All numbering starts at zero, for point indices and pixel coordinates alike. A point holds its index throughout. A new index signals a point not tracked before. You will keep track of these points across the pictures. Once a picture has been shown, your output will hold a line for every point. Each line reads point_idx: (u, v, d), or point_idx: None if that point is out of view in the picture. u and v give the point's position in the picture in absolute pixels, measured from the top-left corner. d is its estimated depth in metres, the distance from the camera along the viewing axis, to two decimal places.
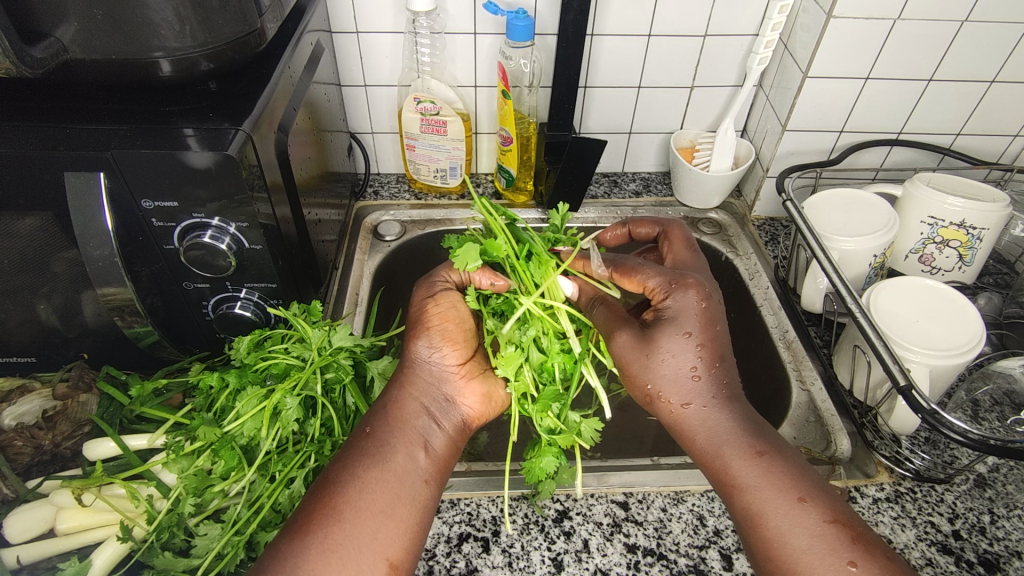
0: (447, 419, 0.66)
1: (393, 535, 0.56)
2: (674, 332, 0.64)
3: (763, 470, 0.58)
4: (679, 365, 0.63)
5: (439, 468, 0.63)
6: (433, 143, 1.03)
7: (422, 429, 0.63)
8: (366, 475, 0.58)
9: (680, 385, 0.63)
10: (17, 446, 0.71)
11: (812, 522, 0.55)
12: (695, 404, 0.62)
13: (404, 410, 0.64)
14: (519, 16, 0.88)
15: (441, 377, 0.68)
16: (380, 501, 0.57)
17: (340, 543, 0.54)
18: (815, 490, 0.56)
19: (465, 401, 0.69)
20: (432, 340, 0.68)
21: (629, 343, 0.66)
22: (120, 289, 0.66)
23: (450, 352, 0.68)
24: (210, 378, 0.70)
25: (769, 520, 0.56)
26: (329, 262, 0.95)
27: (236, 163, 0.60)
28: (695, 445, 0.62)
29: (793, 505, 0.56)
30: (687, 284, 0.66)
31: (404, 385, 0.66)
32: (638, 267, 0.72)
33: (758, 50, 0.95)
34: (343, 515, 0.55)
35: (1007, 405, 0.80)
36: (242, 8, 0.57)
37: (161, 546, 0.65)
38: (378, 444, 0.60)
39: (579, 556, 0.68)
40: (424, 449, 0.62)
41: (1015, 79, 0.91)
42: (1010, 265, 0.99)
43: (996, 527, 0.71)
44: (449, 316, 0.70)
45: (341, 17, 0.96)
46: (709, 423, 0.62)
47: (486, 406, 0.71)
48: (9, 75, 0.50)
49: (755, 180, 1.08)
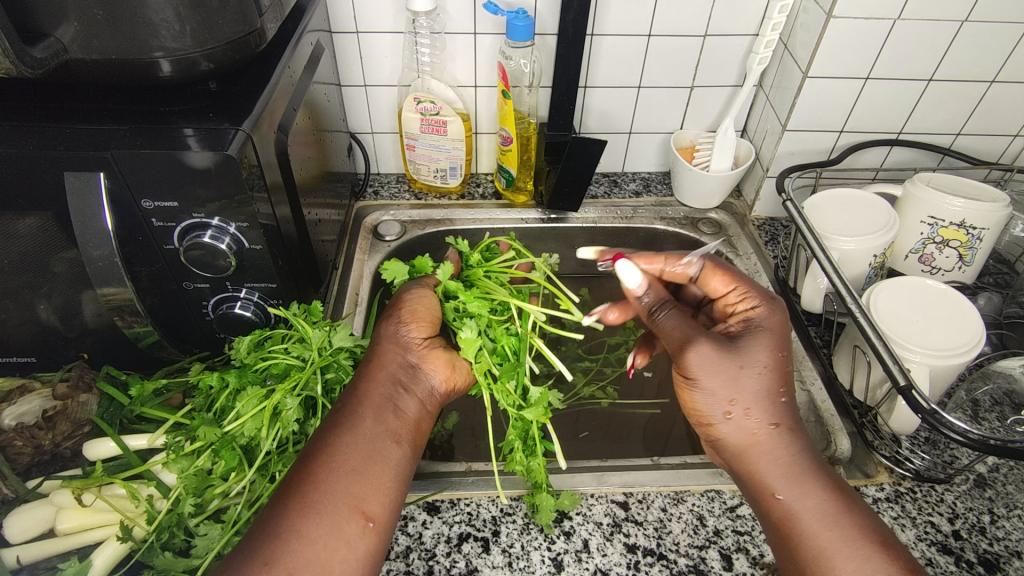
0: (417, 386, 0.65)
1: (367, 489, 0.56)
2: (769, 347, 0.63)
3: (839, 511, 0.58)
4: (768, 385, 0.61)
5: (412, 430, 0.63)
6: (433, 143, 1.03)
7: (388, 395, 0.63)
8: (336, 441, 0.58)
9: (770, 405, 0.61)
10: (17, 447, 0.70)
11: (890, 568, 0.54)
12: (777, 430, 0.61)
13: (373, 379, 0.64)
14: (519, 16, 0.88)
15: (407, 346, 0.67)
16: (353, 460, 0.57)
17: (314, 500, 0.54)
18: (890, 536, 0.57)
19: (431, 368, 0.67)
20: (400, 319, 0.69)
21: (715, 354, 0.62)
22: (120, 290, 0.66)
23: (415, 326, 0.68)
24: (210, 378, 0.71)
25: (846, 561, 0.55)
26: (329, 262, 0.95)
27: (237, 163, 0.60)
28: (773, 472, 0.60)
29: (871, 550, 0.55)
30: (776, 303, 0.68)
31: (374, 359, 0.65)
32: (735, 271, 0.71)
33: (758, 50, 0.95)
34: (316, 476, 0.56)
35: (1007, 405, 0.80)
36: (242, 8, 0.57)
37: (161, 546, 0.65)
38: (349, 411, 0.61)
39: (579, 556, 0.68)
40: (393, 412, 0.62)
41: (1015, 79, 0.91)
42: (1010, 265, 0.99)
43: (996, 527, 0.71)
44: (415, 300, 0.71)
45: (341, 17, 0.96)
46: (785, 453, 0.60)
47: (453, 373, 0.69)
48: (9, 75, 0.50)
49: (755, 179, 1.08)
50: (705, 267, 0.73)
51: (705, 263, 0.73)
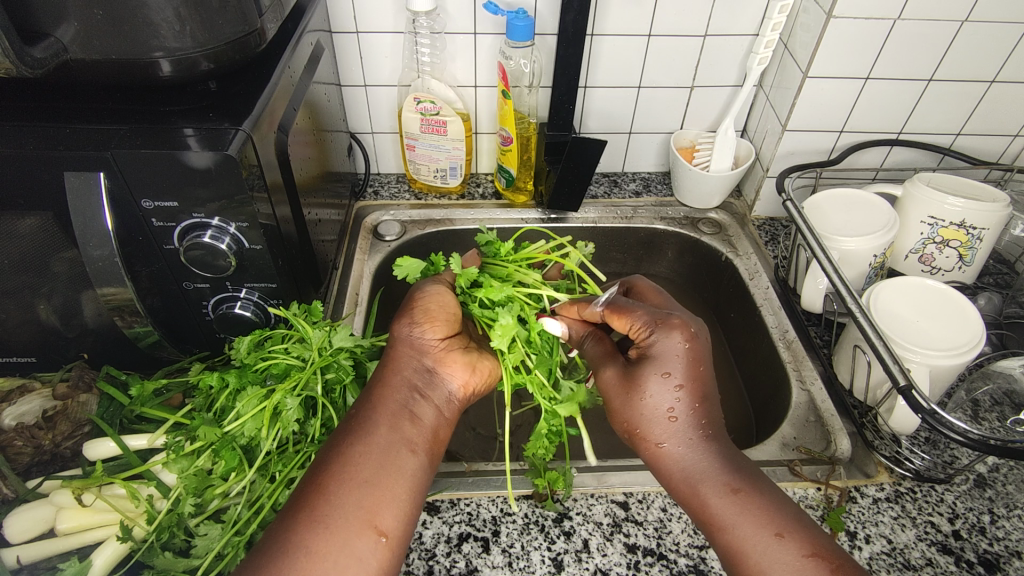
0: (433, 391, 0.66)
1: (381, 500, 0.56)
2: (653, 370, 0.62)
3: (741, 507, 0.57)
4: (653, 406, 0.61)
5: (428, 438, 0.63)
6: (433, 143, 1.03)
7: (403, 402, 0.63)
8: (350, 450, 0.58)
9: (655, 425, 0.61)
10: (17, 446, 0.70)
11: (788, 561, 0.54)
12: (665, 451, 0.61)
13: (387, 387, 0.64)
14: (519, 16, 0.88)
15: (422, 350, 0.67)
16: (365, 471, 0.57)
17: (327, 513, 0.54)
18: (793, 524, 0.56)
19: (450, 372, 0.68)
20: (413, 320, 0.69)
21: (612, 380, 0.66)
22: (120, 289, 0.66)
23: (429, 328, 0.68)
24: (210, 378, 0.71)
25: (746, 559, 0.55)
26: (329, 262, 0.96)
27: (236, 163, 0.60)
28: (672, 485, 0.61)
29: (768, 544, 0.55)
30: (670, 322, 0.63)
31: (389, 365, 0.66)
32: (629, 306, 0.68)
33: (759, 50, 0.95)
34: (328, 488, 0.56)
35: (1006, 405, 0.80)
36: (242, 8, 0.57)
37: (161, 546, 0.65)
38: (364, 420, 0.61)
39: (578, 556, 0.68)
40: (410, 419, 0.62)
41: (1015, 79, 0.91)
42: (1010, 265, 0.99)
43: (996, 527, 0.71)
44: (430, 300, 0.71)
45: (341, 17, 0.96)
46: (684, 463, 0.60)
47: (471, 376, 0.70)
48: (9, 75, 0.50)
49: (755, 179, 1.08)
50: (607, 311, 0.71)
51: (606, 309, 0.71)
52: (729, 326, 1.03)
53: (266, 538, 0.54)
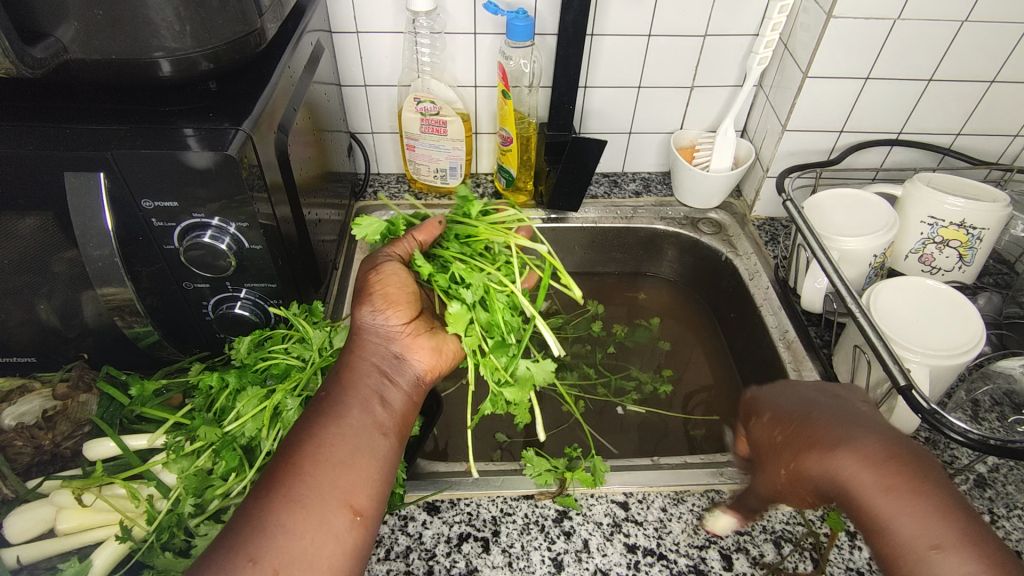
0: (401, 376, 0.66)
1: (355, 481, 0.57)
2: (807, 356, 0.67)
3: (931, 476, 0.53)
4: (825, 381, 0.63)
5: (398, 422, 0.63)
6: (433, 143, 1.03)
7: (373, 387, 0.63)
8: (324, 433, 0.58)
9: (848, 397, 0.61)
10: (17, 447, 0.70)
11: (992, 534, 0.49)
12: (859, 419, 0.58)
13: (356, 371, 0.64)
14: (519, 16, 0.88)
15: (388, 337, 0.67)
16: (338, 453, 0.57)
17: (301, 493, 0.54)
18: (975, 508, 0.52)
19: (416, 356, 0.68)
20: (374, 304, 0.66)
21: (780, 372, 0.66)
22: (120, 289, 0.66)
23: (393, 314, 0.66)
24: (211, 378, 0.71)
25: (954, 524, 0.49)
26: (329, 261, 0.95)
27: (237, 163, 0.60)
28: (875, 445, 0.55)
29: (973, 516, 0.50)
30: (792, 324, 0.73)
31: (354, 351, 0.65)
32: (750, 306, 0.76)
33: (758, 50, 0.95)
34: (303, 468, 0.56)
35: (1006, 405, 0.80)
36: (242, 8, 0.57)
37: (161, 546, 0.65)
38: (334, 403, 0.61)
39: (579, 556, 0.68)
40: (380, 403, 0.62)
41: (1015, 79, 0.91)
42: (1010, 265, 0.99)
43: (996, 527, 0.71)
44: (390, 279, 0.68)
45: (341, 17, 0.96)
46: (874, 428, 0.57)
47: (437, 359, 0.70)
48: (9, 74, 0.50)
49: (755, 180, 1.08)
50: None
51: None
52: (730, 326, 1.03)
53: (236, 517, 0.53)
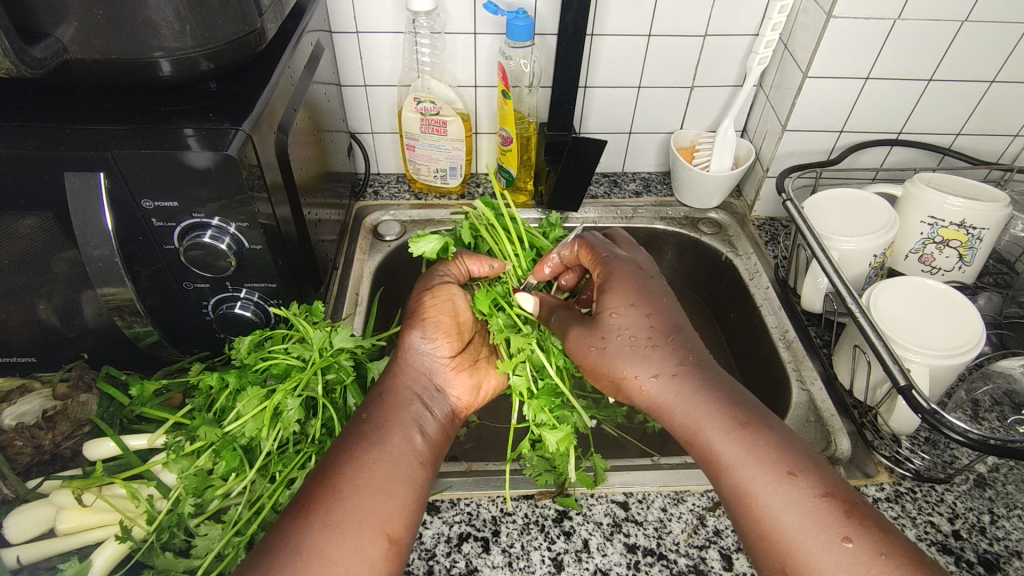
0: (438, 407, 0.68)
1: (392, 510, 0.56)
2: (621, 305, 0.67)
3: (747, 441, 0.57)
4: (636, 338, 0.65)
5: (434, 452, 0.64)
6: (433, 143, 1.03)
7: (416, 416, 0.65)
8: (363, 456, 0.59)
9: (671, 355, 0.63)
10: (17, 446, 0.70)
11: (804, 496, 0.53)
12: (686, 390, 0.61)
13: (399, 397, 0.66)
14: (519, 16, 0.88)
15: (433, 366, 0.71)
16: (377, 478, 0.58)
17: (340, 518, 0.54)
18: (804, 463, 0.55)
19: (454, 391, 0.72)
20: (426, 331, 0.71)
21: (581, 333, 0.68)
22: (120, 290, 0.66)
23: (442, 343, 0.72)
24: (210, 377, 0.71)
25: (758, 497, 0.54)
26: (329, 262, 0.95)
27: (236, 163, 0.60)
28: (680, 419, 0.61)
29: (782, 480, 0.54)
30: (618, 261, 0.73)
31: (398, 373, 0.68)
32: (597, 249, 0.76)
33: (758, 50, 0.95)
34: (342, 492, 0.56)
35: (1007, 405, 0.80)
36: (242, 8, 0.57)
37: (161, 546, 0.65)
38: (377, 428, 0.62)
39: (579, 556, 0.68)
40: (419, 432, 0.64)
41: (1015, 79, 0.91)
42: (1010, 265, 0.99)
43: (996, 527, 0.71)
44: (443, 308, 0.75)
45: (341, 17, 0.96)
46: (693, 392, 0.61)
47: (475, 397, 0.73)
48: (9, 74, 0.50)
49: (755, 180, 1.08)
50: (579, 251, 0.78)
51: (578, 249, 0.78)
52: (730, 325, 1.03)
53: (272, 540, 0.53)
